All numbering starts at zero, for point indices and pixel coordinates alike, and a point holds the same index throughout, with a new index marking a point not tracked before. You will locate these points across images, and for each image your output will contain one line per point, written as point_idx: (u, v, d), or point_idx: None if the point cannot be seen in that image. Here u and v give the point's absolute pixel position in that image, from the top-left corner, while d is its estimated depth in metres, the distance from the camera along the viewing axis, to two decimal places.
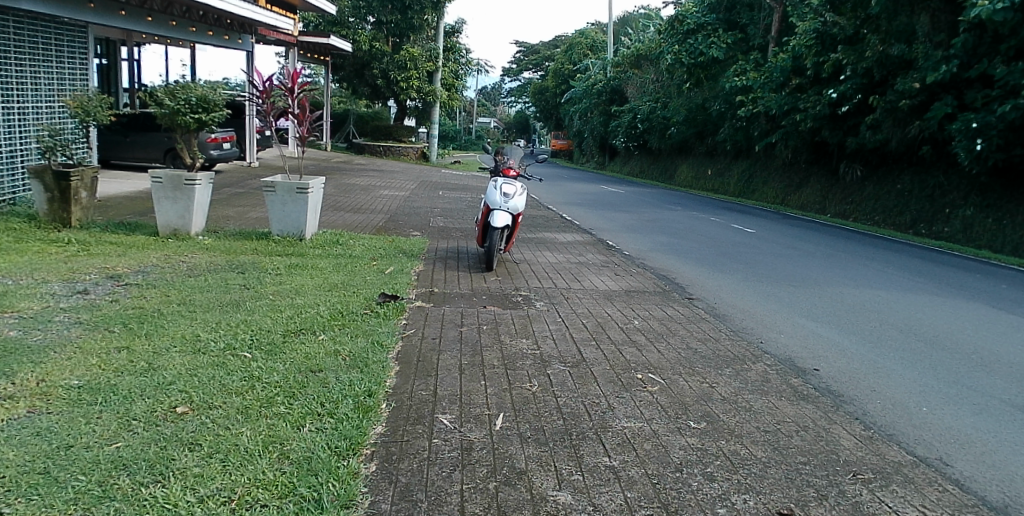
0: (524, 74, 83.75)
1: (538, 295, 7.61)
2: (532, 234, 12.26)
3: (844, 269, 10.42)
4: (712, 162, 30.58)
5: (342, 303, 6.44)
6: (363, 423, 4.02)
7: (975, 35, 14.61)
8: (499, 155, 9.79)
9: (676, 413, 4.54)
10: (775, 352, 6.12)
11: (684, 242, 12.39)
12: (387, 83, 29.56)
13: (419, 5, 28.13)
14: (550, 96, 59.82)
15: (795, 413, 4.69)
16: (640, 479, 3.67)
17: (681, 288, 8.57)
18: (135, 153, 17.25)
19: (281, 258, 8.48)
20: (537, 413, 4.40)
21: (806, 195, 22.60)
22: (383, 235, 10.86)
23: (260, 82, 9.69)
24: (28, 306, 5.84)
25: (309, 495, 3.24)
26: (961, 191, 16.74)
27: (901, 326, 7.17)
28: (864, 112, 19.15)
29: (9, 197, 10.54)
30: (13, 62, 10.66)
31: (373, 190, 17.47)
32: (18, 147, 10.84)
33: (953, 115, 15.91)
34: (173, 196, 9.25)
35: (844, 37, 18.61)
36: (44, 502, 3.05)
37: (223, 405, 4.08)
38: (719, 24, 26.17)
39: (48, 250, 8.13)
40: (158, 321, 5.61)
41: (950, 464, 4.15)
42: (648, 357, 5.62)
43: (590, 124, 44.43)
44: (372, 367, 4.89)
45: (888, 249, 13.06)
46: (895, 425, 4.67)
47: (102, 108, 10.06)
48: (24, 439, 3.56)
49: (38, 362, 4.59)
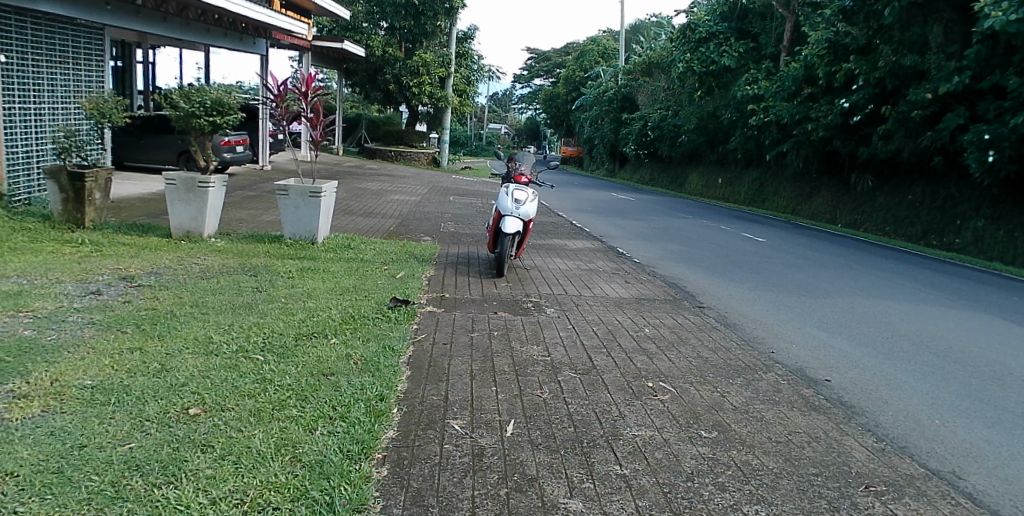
0: (535, 81, 84.04)
1: (549, 302, 7.60)
2: (543, 240, 12.28)
3: (855, 279, 10.35)
4: (723, 170, 30.52)
5: (354, 307, 6.47)
6: (375, 428, 4.02)
7: (989, 45, 14.46)
8: (512, 161, 9.78)
9: (687, 422, 4.53)
10: (787, 362, 6.10)
11: (694, 251, 12.36)
12: (400, 88, 29.50)
13: (432, 10, 28.67)
14: (561, 103, 59.94)
15: (807, 424, 4.67)
16: (651, 488, 3.65)
17: (691, 297, 8.55)
18: (148, 154, 17.39)
19: (293, 261, 8.51)
20: (548, 420, 4.40)
21: (816, 205, 22.52)
22: (395, 239, 10.87)
23: (274, 86, 9.76)
24: (43, 306, 5.88)
25: (321, 498, 3.25)
26: (973, 202, 16.67)
27: (914, 338, 7.12)
28: (875, 122, 19.07)
29: (25, 198, 10.61)
30: (30, 64, 10.78)
31: (384, 194, 17.50)
32: (34, 148, 10.93)
33: (966, 127, 15.83)
34: (187, 199, 9.30)
35: (856, 47, 18.55)
36: (58, 502, 3.06)
37: (236, 407, 4.10)
38: (731, 33, 26.17)
39: (62, 250, 8.19)
40: (171, 322, 5.65)
41: (962, 478, 4.12)
42: (660, 366, 5.61)
43: (601, 131, 44.48)
44: (384, 372, 4.90)
45: (899, 260, 12.96)
46: (908, 438, 4.64)
47: (117, 109, 10.12)
48: (39, 439, 3.58)
49: (52, 362, 4.61)
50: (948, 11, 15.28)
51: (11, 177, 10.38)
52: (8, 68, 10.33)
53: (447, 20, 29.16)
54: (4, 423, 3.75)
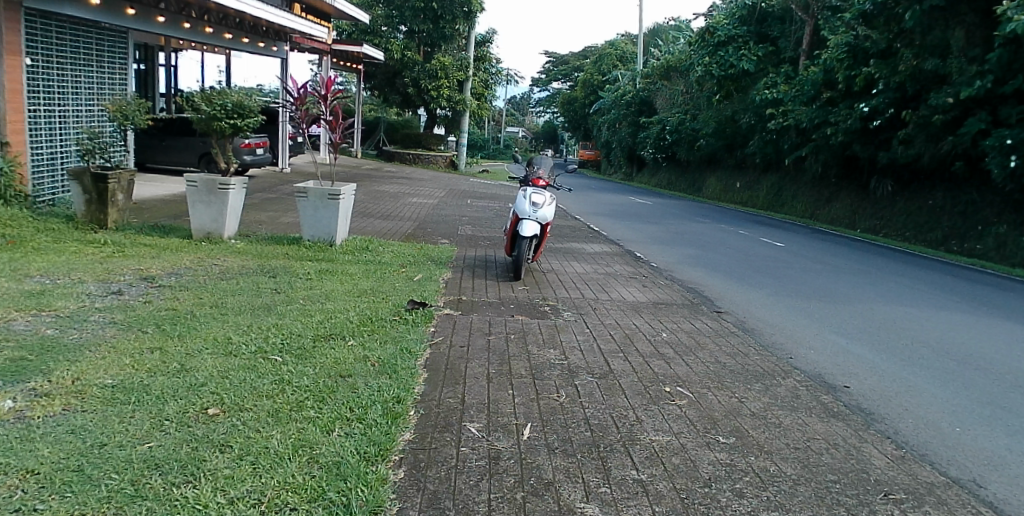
0: (553, 85, 84.17)
1: (566, 305, 7.60)
2: (560, 244, 12.27)
3: (875, 285, 10.22)
4: (741, 174, 30.35)
5: (372, 309, 6.51)
6: (392, 430, 4.04)
7: (1011, 50, 14.22)
8: (530, 165, 9.72)
9: (705, 428, 4.49)
10: (804, 368, 6.06)
11: (712, 255, 12.26)
12: (418, 91, 29.64)
13: (451, 14, 28.76)
14: (579, 107, 59.96)
15: (826, 430, 4.63)
16: (668, 493, 3.64)
17: (708, 301, 8.51)
18: (170, 157, 17.58)
19: (312, 263, 8.56)
20: (565, 424, 4.39)
21: (836, 210, 22.31)
22: (412, 242, 10.92)
23: (294, 90, 9.84)
24: (65, 305, 5.96)
25: (338, 500, 3.26)
26: (995, 208, 16.46)
27: (935, 345, 7.02)
28: (897, 126, 18.87)
29: (49, 199, 10.76)
30: (55, 67, 10.94)
31: (402, 197, 17.58)
32: (59, 151, 11.09)
33: (988, 131, 15.65)
34: (208, 201, 9.40)
35: (877, 51, 18.35)
36: (78, 500, 3.09)
37: (254, 408, 4.13)
38: (750, 37, 26.04)
39: (85, 251, 8.29)
40: (190, 322, 5.70)
41: (984, 486, 4.06)
42: (677, 371, 5.57)
43: (619, 135, 44.39)
44: (401, 374, 4.91)
45: (920, 266, 12.79)
46: (928, 445, 4.58)
47: (140, 112, 10.22)
48: (60, 437, 3.63)
49: (74, 361, 4.67)
50: (970, 15, 15.06)
51: (36, 179, 10.53)
52: (34, 71, 10.48)
53: (466, 24, 29.26)
54: (27, 421, 3.80)
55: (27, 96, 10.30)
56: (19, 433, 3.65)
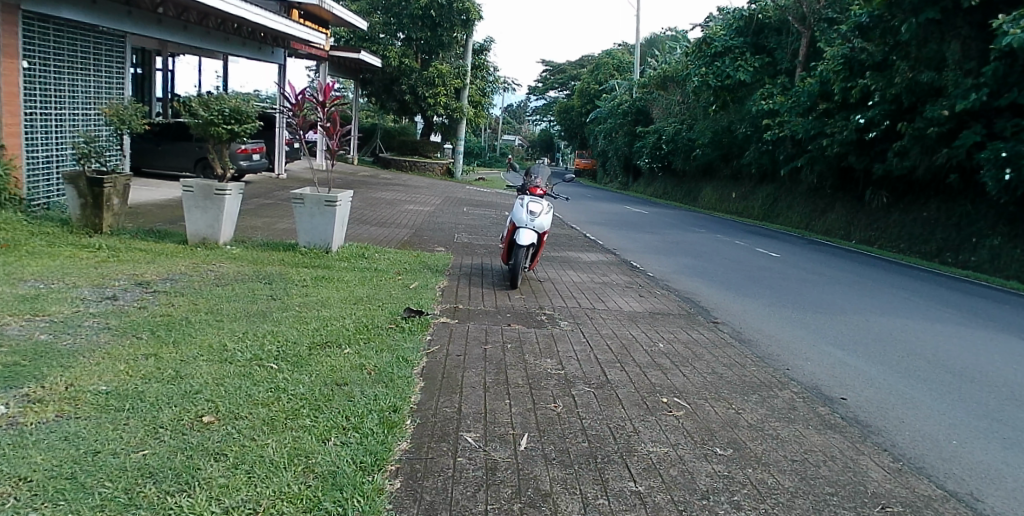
0: (550, 93, 84.28)
1: (562, 314, 7.60)
2: (557, 252, 12.27)
3: (871, 297, 10.21)
4: (737, 184, 30.46)
5: (367, 317, 6.46)
6: (388, 439, 4.01)
7: (1006, 63, 14.39)
8: (528, 174, 9.60)
9: (701, 439, 4.48)
10: (802, 380, 6.05)
11: (709, 265, 12.24)
12: (415, 98, 29.68)
13: (449, 22, 28.86)
14: (575, 116, 60.15)
15: (823, 443, 4.61)
16: (666, 506, 3.61)
17: (705, 311, 8.51)
18: (165, 160, 17.56)
19: (307, 270, 8.54)
20: (562, 435, 4.36)
21: (831, 220, 22.38)
22: (408, 249, 10.89)
23: (292, 95, 9.71)
24: (59, 311, 5.91)
25: (334, 510, 3.24)
26: (989, 220, 16.56)
27: (931, 357, 7.00)
28: (891, 138, 18.97)
29: (44, 202, 10.72)
30: (51, 70, 10.90)
31: (398, 204, 17.54)
32: (54, 154, 11.04)
33: (983, 144, 15.70)
34: (204, 205, 9.36)
35: (872, 63, 18.37)
36: (71, 508, 3.06)
37: (249, 416, 4.09)
38: (747, 48, 26.15)
39: (80, 254, 8.26)
40: (186, 329, 5.66)
41: (981, 500, 4.05)
42: (674, 382, 5.56)
43: (615, 145, 44.49)
44: (397, 383, 4.87)
45: (916, 277, 12.82)
46: (925, 459, 4.56)
47: (136, 116, 10.15)
48: (53, 444, 3.59)
49: (68, 366, 4.64)
50: (965, 29, 15.40)
51: (31, 181, 10.51)
52: (29, 74, 10.44)
53: (464, 32, 29.34)
54: (20, 427, 3.77)
55: (23, 99, 10.30)
56: (11, 439, 3.61)
